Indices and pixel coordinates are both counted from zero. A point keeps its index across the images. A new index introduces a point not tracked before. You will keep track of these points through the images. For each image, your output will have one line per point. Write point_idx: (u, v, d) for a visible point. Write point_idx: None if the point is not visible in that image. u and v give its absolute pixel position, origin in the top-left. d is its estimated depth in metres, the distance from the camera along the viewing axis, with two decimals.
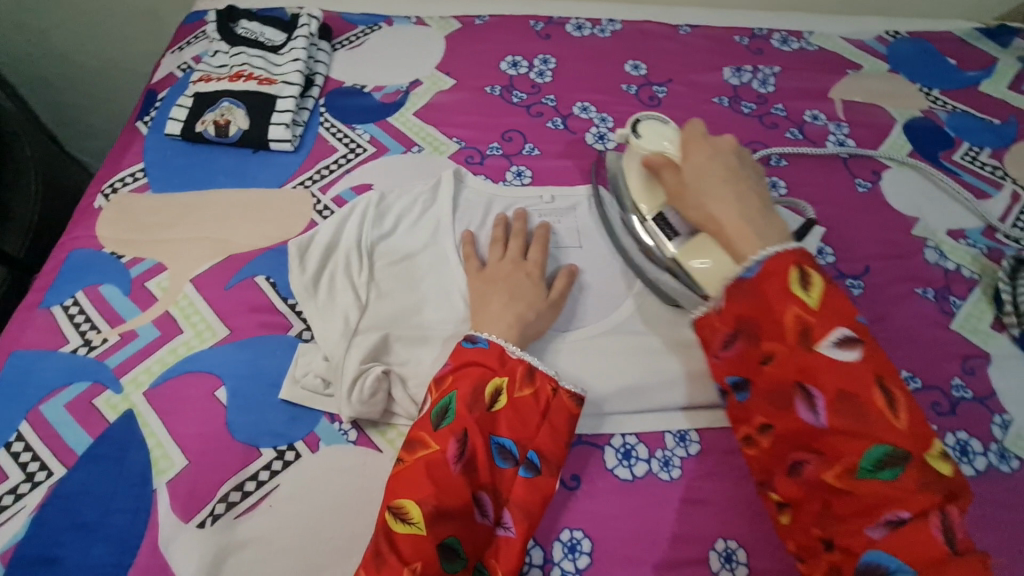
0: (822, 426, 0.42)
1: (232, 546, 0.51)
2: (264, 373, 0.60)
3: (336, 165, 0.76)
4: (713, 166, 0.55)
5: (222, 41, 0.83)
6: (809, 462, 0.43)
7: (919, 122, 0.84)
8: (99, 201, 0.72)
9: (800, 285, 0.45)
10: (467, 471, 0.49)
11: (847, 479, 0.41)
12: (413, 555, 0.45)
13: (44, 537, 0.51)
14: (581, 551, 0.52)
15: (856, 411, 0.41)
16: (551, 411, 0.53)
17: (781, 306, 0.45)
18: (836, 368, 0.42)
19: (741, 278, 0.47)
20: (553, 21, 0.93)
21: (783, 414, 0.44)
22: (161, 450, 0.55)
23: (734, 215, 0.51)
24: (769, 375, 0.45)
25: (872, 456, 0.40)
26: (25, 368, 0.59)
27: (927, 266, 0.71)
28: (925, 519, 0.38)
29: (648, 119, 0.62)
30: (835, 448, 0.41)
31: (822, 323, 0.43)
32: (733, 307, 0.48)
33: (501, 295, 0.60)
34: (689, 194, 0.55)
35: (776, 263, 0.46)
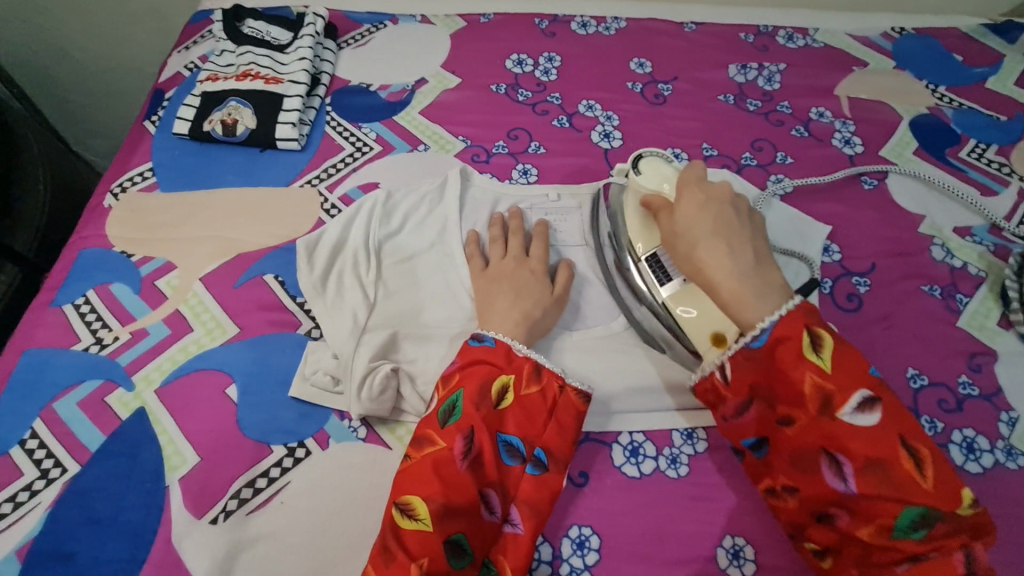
0: (851, 491, 0.44)
1: (244, 541, 0.51)
2: (274, 371, 0.60)
3: (343, 164, 0.76)
4: (703, 216, 0.54)
5: (228, 40, 0.83)
6: (841, 517, 0.45)
7: (926, 119, 0.84)
8: (108, 201, 0.72)
9: (812, 351, 0.47)
10: (475, 468, 0.49)
11: (882, 536, 0.43)
12: (421, 550, 0.45)
13: (59, 533, 0.52)
14: (589, 548, 0.53)
15: (880, 470, 0.43)
16: (558, 408, 0.54)
17: (798, 373, 0.47)
18: (860, 433, 0.44)
19: (751, 346, 0.49)
20: (558, 19, 0.93)
21: (810, 478, 0.46)
22: (173, 447, 0.56)
23: (727, 274, 0.51)
24: (791, 440, 0.47)
25: (905, 517, 0.42)
26: (37, 366, 0.60)
27: (933, 263, 0.71)
28: (952, 559, 0.40)
29: (651, 155, 0.63)
30: (867, 507, 0.43)
31: (841, 389, 0.45)
32: (747, 375, 0.50)
33: (507, 293, 0.60)
34: (679, 243, 0.55)
35: (788, 329, 0.48)
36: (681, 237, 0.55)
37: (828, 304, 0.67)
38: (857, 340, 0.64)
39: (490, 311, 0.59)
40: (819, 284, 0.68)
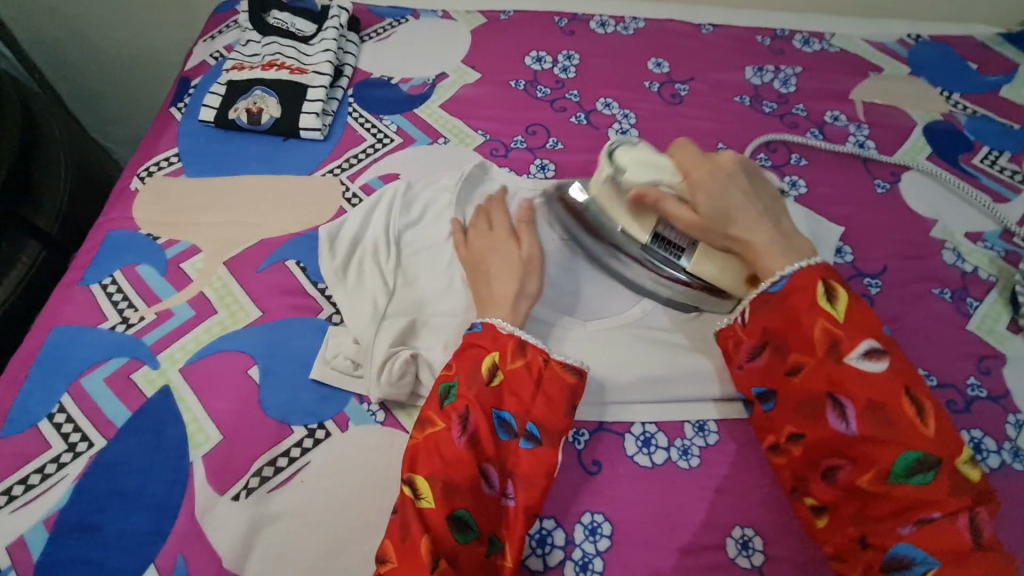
0: (854, 434, 0.47)
1: (265, 518, 0.53)
2: (295, 354, 0.61)
3: (364, 154, 0.77)
4: (725, 192, 0.58)
5: (254, 30, 0.85)
6: (843, 468, 0.48)
7: (940, 125, 0.85)
8: (135, 184, 0.74)
9: (827, 300, 0.51)
10: (470, 446, 0.50)
11: (881, 483, 0.46)
12: (425, 524, 0.47)
13: (86, 504, 0.53)
14: (601, 534, 0.54)
15: (884, 417, 0.47)
16: (546, 382, 0.53)
17: (810, 320, 0.51)
18: (866, 379, 0.48)
19: (770, 293, 0.54)
20: (577, 18, 0.94)
21: (815, 424, 0.49)
22: (196, 425, 0.57)
23: (765, 238, 0.56)
24: (800, 384, 0.51)
25: (905, 462, 0.46)
26: (65, 343, 0.61)
27: (944, 267, 0.72)
28: (952, 518, 0.44)
29: (619, 146, 0.63)
30: (867, 453, 0.47)
31: (851, 337, 0.49)
32: (765, 320, 0.54)
33: (500, 274, 0.61)
34: (710, 223, 0.58)
35: (804, 280, 0.52)
36: (712, 216, 0.58)
37: None
38: None
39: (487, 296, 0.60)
40: None
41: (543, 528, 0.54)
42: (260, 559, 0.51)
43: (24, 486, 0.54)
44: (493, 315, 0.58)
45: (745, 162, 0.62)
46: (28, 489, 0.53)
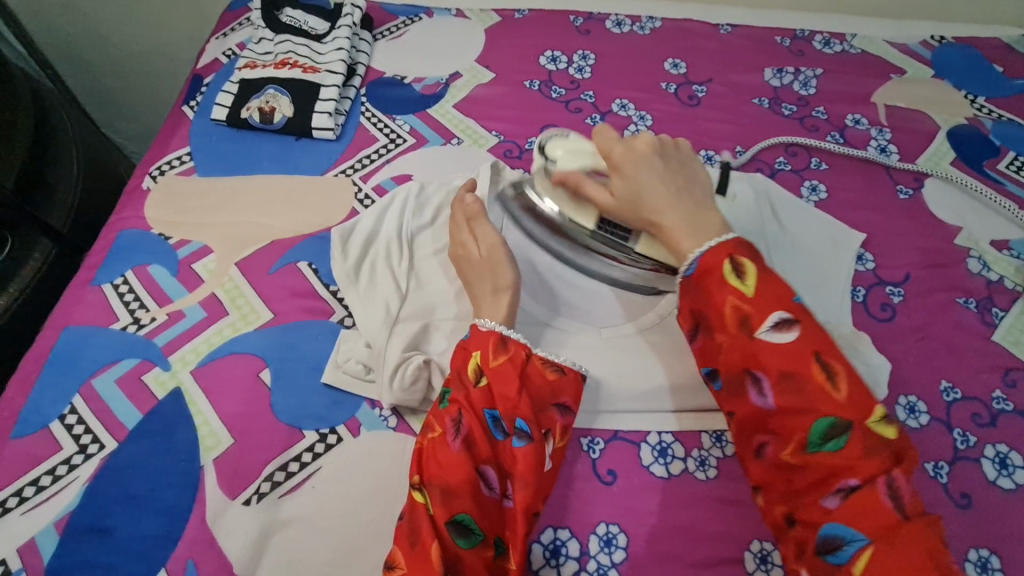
0: (772, 408, 0.46)
1: (277, 523, 0.52)
2: (308, 357, 0.61)
3: (377, 154, 0.76)
4: (639, 171, 0.56)
5: (267, 28, 0.84)
6: (769, 444, 0.47)
7: (964, 129, 0.83)
8: (147, 183, 0.73)
9: (735, 276, 0.49)
10: (465, 448, 0.49)
11: (802, 455, 0.44)
12: (432, 530, 0.45)
13: (96, 507, 0.53)
14: (616, 545, 0.53)
15: (796, 387, 0.45)
16: (529, 378, 0.52)
17: (720, 295, 0.49)
18: (777, 351, 0.46)
19: (685, 278, 0.52)
20: (593, 17, 0.93)
21: (738, 401, 0.48)
22: (208, 428, 0.56)
23: (680, 223, 0.54)
24: (719, 362, 0.49)
25: (817, 431, 0.44)
26: (77, 343, 0.61)
27: (969, 276, 0.70)
28: (872, 485, 0.42)
29: (551, 138, 0.63)
30: (786, 426, 0.45)
31: (760, 311, 0.47)
32: (684, 303, 0.52)
33: (484, 273, 0.60)
34: (626, 208, 0.56)
35: (713, 259, 0.50)
36: (625, 202, 0.56)
37: (861, 312, 0.66)
38: (889, 350, 0.64)
39: (477, 292, 0.59)
40: (851, 293, 0.68)
41: (556, 538, 0.53)
42: (271, 566, 0.51)
43: (34, 488, 0.53)
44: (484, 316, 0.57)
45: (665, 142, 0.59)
46: (39, 491, 0.53)
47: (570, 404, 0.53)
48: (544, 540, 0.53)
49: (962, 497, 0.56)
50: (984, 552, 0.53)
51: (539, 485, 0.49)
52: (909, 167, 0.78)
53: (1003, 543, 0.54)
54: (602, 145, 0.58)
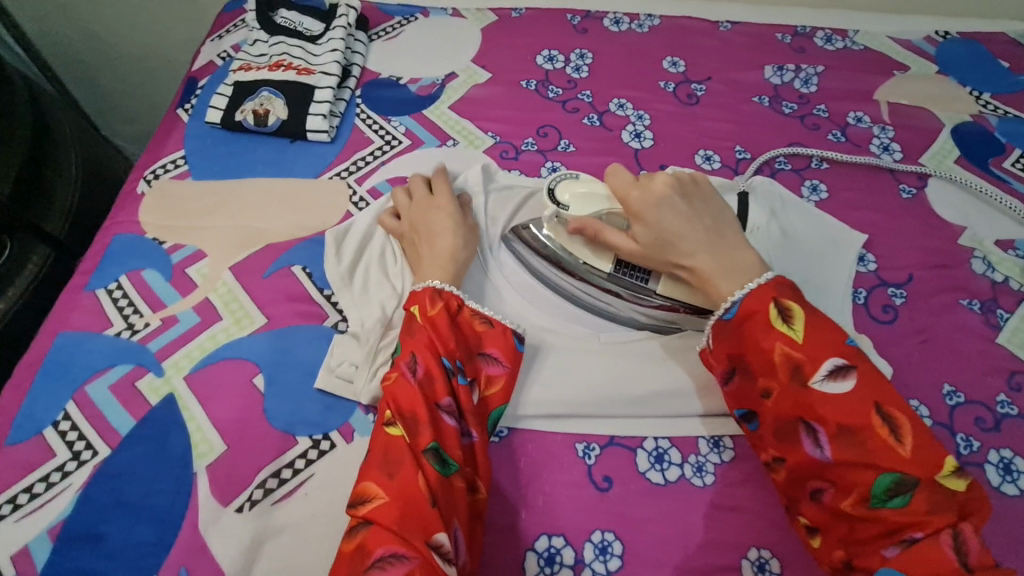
0: (828, 459, 0.44)
1: (269, 531, 0.52)
2: (301, 363, 0.60)
3: (372, 157, 0.76)
4: (661, 218, 0.54)
5: (262, 29, 0.83)
6: (826, 490, 0.45)
7: (969, 127, 0.81)
8: (141, 187, 0.73)
9: (783, 321, 0.48)
10: (425, 384, 0.50)
11: (862, 508, 0.43)
12: (413, 459, 0.46)
13: (90, 514, 0.52)
14: (612, 553, 0.52)
15: (855, 439, 0.44)
16: (459, 327, 0.56)
17: (768, 342, 0.48)
18: (833, 401, 0.45)
19: (724, 320, 0.51)
20: (591, 15, 0.92)
21: (790, 448, 0.47)
22: (201, 435, 0.56)
23: (714, 265, 0.53)
24: (770, 408, 0.48)
25: (881, 485, 0.43)
26: (71, 349, 0.61)
27: (973, 277, 0.69)
28: (936, 536, 0.41)
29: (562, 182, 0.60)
30: (844, 477, 0.44)
31: (813, 358, 0.46)
32: (728, 345, 0.51)
33: (445, 234, 0.62)
34: (652, 254, 0.55)
35: (756, 302, 0.49)
36: (650, 247, 0.55)
37: (862, 315, 0.65)
38: (891, 353, 0.63)
39: (427, 260, 0.61)
40: (853, 295, 0.67)
41: (551, 546, 0.53)
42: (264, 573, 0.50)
43: (27, 495, 0.53)
44: (430, 277, 0.58)
45: (681, 177, 0.57)
46: (32, 498, 0.53)
47: (498, 355, 0.56)
48: (539, 548, 0.52)
49: None
50: None
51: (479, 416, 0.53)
52: (912, 166, 0.77)
53: (1008, 551, 0.53)
54: (615, 189, 0.57)
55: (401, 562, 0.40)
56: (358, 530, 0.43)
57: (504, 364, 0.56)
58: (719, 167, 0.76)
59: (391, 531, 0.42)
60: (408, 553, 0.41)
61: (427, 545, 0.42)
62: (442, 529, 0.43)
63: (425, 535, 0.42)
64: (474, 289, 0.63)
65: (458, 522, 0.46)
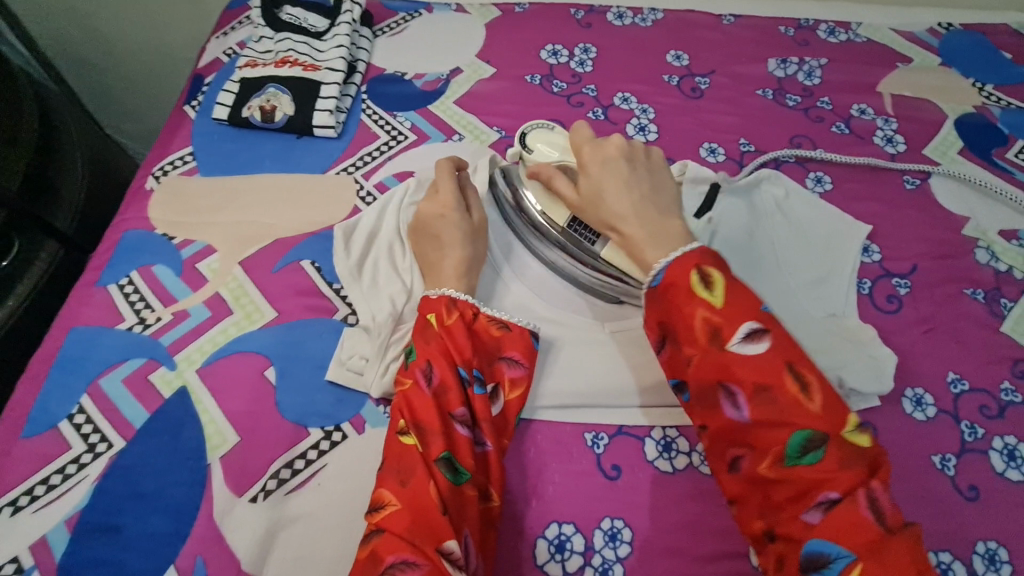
0: (747, 421, 0.44)
1: (283, 520, 0.52)
2: (312, 355, 0.61)
3: (378, 152, 0.76)
4: (600, 173, 0.56)
5: (267, 26, 0.84)
6: (744, 457, 0.44)
7: (972, 118, 0.82)
8: (150, 183, 0.74)
9: (704, 287, 0.46)
10: (439, 393, 0.51)
11: (778, 469, 0.42)
12: (426, 469, 0.46)
13: (106, 505, 0.53)
14: (621, 540, 0.53)
15: (769, 398, 0.43)
16: (475, 333, 0.57)
17: (689, 309, 0.46)
18: (748, 363, 0.44)
19: (652, 288, 0.50)
20: (594, 10, 0.92)
21: (710, 414, 0.46)
22: (214, 427, 0.57)
23: (640, 228, 0.53)
24: (691, 376, 0.47)
25: (794, 444, 0.42)
26: (84, 343, 0.61)
27: (977, 267, 0.69)
28: (853, 497, 0.39)
29: (534, 130, 0.64)
30: (759, 439, 0.43)
31: (729, 321, 0.45)
32: (654, 314, 0.50)
33: (455, 242, 0.61)
34: (587, 208, 0.57)
35: (678, 272, 0.48)
36: (587, 200, 0.57)
37: (866, 305, 0.66)
38: (895, 343, 0.63)
39: (442, 264, 0.60)
40: (857, 285, 0.67)
41: (561, 533, 0.53)
42: (278, 562, 0.51)
43: (44, 487, 0.54)
44: (447, 285, 0.59)
45: (637, 146, 0.60)
46: (49, 490, 0.54)
47: (518, 357, 0.57)
48: (549, 535, 0.53)
49: (970, 489, 0.55)
50: (992, 544, 0.53)
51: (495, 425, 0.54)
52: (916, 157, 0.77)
53: (1012, 535, 0.53)
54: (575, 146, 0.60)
55: (411, 569, 0.41)
56: (371, 537, 0.44)
57: (524, 364, 0.57)
58: (723, 160, 0.77)
59: (401, 538, 0.42)
60: (417, 560, 0.41)
61: (437, 553, 0.42)
62: (453, 537, 0.43)
63: (435, 542, 0.42)
64: (485, 290, 0.64)
65: (468, 530, 0.46)
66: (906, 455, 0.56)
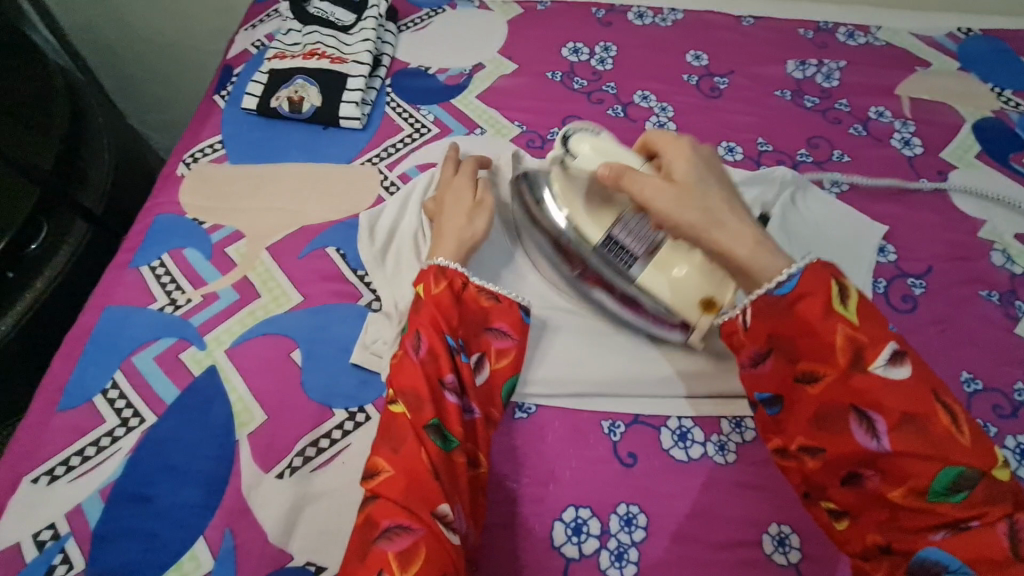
0: (885, 447, 0.44)
1: (309, 496, 0.54)
2: (336, 339, 0.63)
3: (402, 144, 0.78)
4: (708, 184, 0.55)
5: (296, 19, 0.86)
6: (871, 476, 0.46)
7: (989, 122, 0.82)
8: (181, 169, 0.76)
9: (840, 303, 0.49)
10: (428, 362, 0.52)
11: (916, 495, 0.43)
12: (412, 436, 0.48)
13: (138, 477, 0.55)
14: (636, 525, 0.54)
15: (916, 424, 0.44)
16: (465, 304, 0.58)
17: (827, 326, 0.48)
18: (891, 386, 0.45)
19: (773, 296, 0.51)
20: (615, 9, 0.93)
21: (836, 436, 0.47)
22: (242, 405, 0.59)
23: (744, 232, 0.52)
24: (819, 393, 0.49)
25: (944, 475, 0.42)
26: (117, 322, 0.63)
27: (992, 269, 0.70)
28: (992, 525, 0.41)
29: (578, 131, 0.62)
30: (898, 464, 0.44)
31: (874, 343, 0.47)
32: (774, 327, 0.51)
33: (457, 211, 0.63)
34: (705, 218, 0.53)
35: (812, 288, 0.49)
36: (705, 213, 0.53)
37: (881, 304, 0.67)
38: (910, 341, 0.64)
39: (444, 227, 0.62)
40: (872, 284, 0.68)
41: (578, 517, 0.55)
42: (304, 535, 0.53)
43: (79, 458, 0.56)
44: (440, 255, 0.60)
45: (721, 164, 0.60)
46: (84, 461, 0.56)
47: (507, 328, 0.58)
48: (566, 518, 0.54)
49: None
50: None
51: (484, 396, 0.55)
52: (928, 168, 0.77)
53: None
54: (650, 144, 0.59)
55: (406, 533, 0.44)
56: (367, 503, 0.46)
57: (512, 335, 0.58)
58: (741, 159, 0.78)
59: (396, 503, 0.45)
60: (412, 525, 0.44)
61: (431, 516, 0.45)
62: (445, 501, 0.46)
63: (428, 507, 0.45)
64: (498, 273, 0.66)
65: (459, 496, 0.48)
66: None
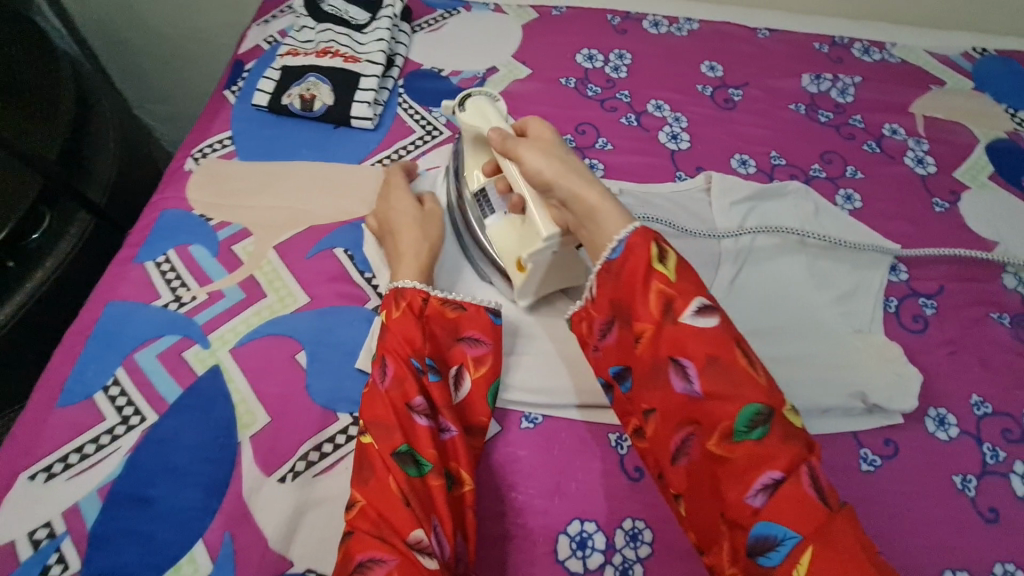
0: (698, 395, 0.43)
1: (310, 502, 0.53)
2: (342, 342, 0.62)
3: (413, 146, 0.77)
4: (570, 153, 0.55)
5: (309, 16, 0.85)
6: (693, 436, 0.43)
7: (1003, 143, 0.82)
8: (189, 164, 0.75)
9: (659, 260, 0.46)
10: (394, 388, 0.51)
11: (725, 444, 0.41)
12: (382, 464, 0.47)
13: (138, 477, 0.54)
14: (642, 541, 0.53)
15: (723, 374, 0.42)
16: (430, 320, 0.57)
17: (647, 284, 0.46)
18: (700, 335, 0.43)
19: (611, 260, 0.48)
20: (630, 17, 0.93)
21: (661, 393, 0.45)
22: (245, 406, 0.58)
23: (592, 185, 0.51)
24: (643, 352, 0.46)
25: (742, 419, 0.41)
26: (120, 318, 0.63)
27: (1004, 292, 0.70)
28: (794, 474, 0.40)
29: (479, 95, 0.64)
30: (710, 414, 0.42)
31: (683, 294, 0.45)
32: (610, 291, 0.48)
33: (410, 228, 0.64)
34: (553, 166, 0.53)
35: (637, 241, 0.47)
36: (553, 164, 0.53)
37: (892, 323, 0.66)
38: (920, 362, 0.64)
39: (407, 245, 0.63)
40: (884, 303, 0.67)
41: (583, 531, 0.54)
42: (304, 542, 0.52)
43: (78, 456, 0.55)
44: (402, 276, 0.60)
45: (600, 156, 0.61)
46: (82, 459, 0.55)
47: (478, 335, 0.57)
48: (571, 532, 0.54)
49: (990, 511, 0.56)
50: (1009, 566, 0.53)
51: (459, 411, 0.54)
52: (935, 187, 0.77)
53: None
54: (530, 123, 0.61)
55: (381, 565, 0.42)
56: (346, 538, 0.45)
57: (485, 342, 0.57)
58: (753, 172, 0.77)
59: (370, 535, 0.44)
60: (387, 555, 0.43)
61: (404, 543, 0.43)
62: (418, 527, 0.44)
63: (401, 534, 0.44)
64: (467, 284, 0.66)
65: (438, 519, 0.46)
66: (927, 475, 0.57)
